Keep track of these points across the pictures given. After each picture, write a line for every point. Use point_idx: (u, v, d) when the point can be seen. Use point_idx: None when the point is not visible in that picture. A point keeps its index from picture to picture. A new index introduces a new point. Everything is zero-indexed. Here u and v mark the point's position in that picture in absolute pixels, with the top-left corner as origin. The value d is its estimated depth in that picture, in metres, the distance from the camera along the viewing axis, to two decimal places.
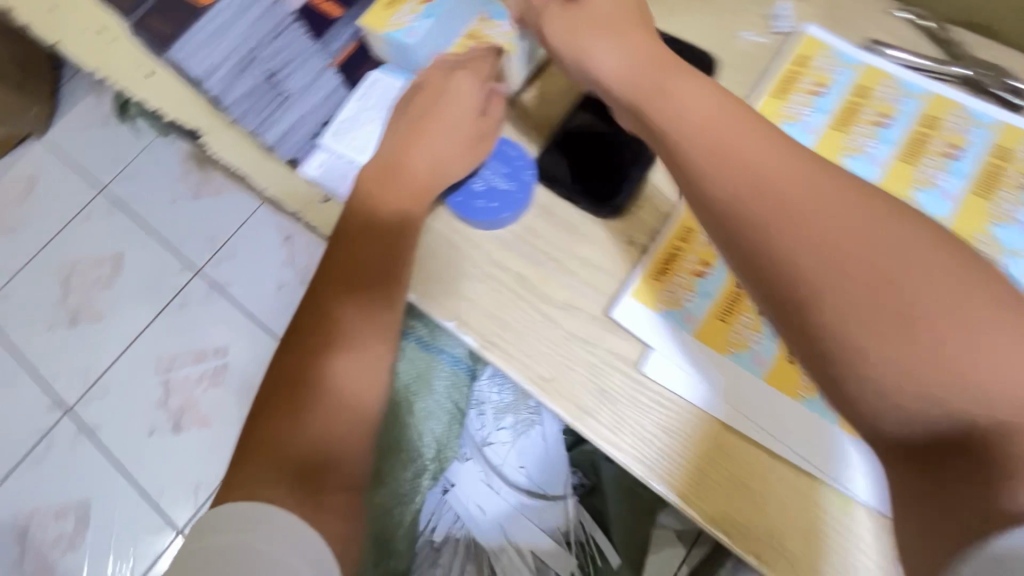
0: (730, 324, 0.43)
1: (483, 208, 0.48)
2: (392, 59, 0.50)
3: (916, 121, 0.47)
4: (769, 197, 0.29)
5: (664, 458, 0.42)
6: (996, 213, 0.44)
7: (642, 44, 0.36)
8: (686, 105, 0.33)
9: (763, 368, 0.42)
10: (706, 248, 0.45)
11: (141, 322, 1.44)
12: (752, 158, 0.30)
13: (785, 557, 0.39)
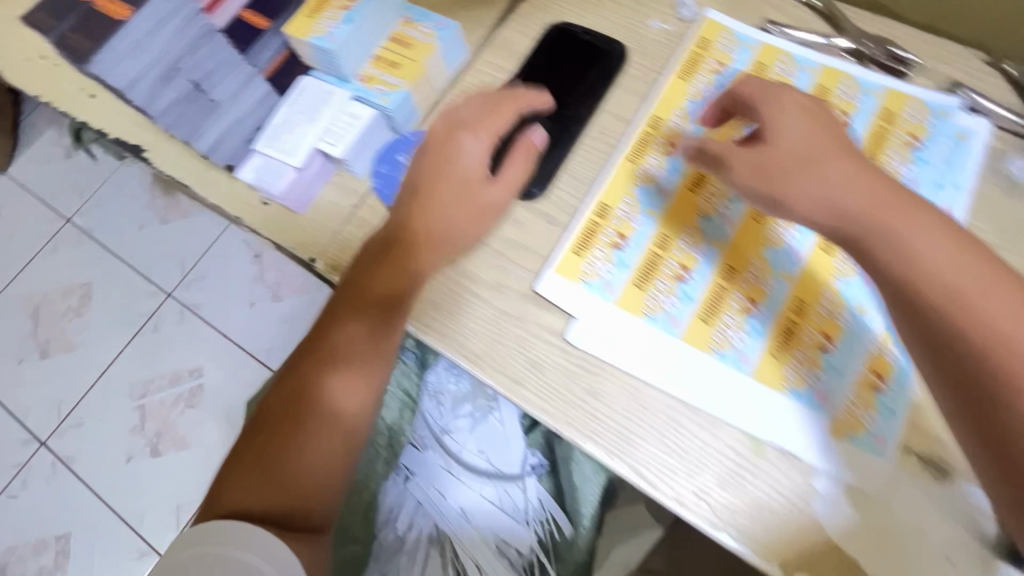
0: (645, 289, 0.46)
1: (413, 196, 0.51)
2: (320, 65, 0.53)
3: (809, 92, 0.51)
4: (949, 297, 0.36)
5: (637, 438, 0.43)
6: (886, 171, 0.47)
7: (815, 164, 0.40)
8: (907, 232, 0.37)
9: (677, 328, 0.44)
10: (621, 223, 0.48)
11: (112, 350, 1.43)
12: (968, 288, 0.36)
13: (706, 504, 0.41)
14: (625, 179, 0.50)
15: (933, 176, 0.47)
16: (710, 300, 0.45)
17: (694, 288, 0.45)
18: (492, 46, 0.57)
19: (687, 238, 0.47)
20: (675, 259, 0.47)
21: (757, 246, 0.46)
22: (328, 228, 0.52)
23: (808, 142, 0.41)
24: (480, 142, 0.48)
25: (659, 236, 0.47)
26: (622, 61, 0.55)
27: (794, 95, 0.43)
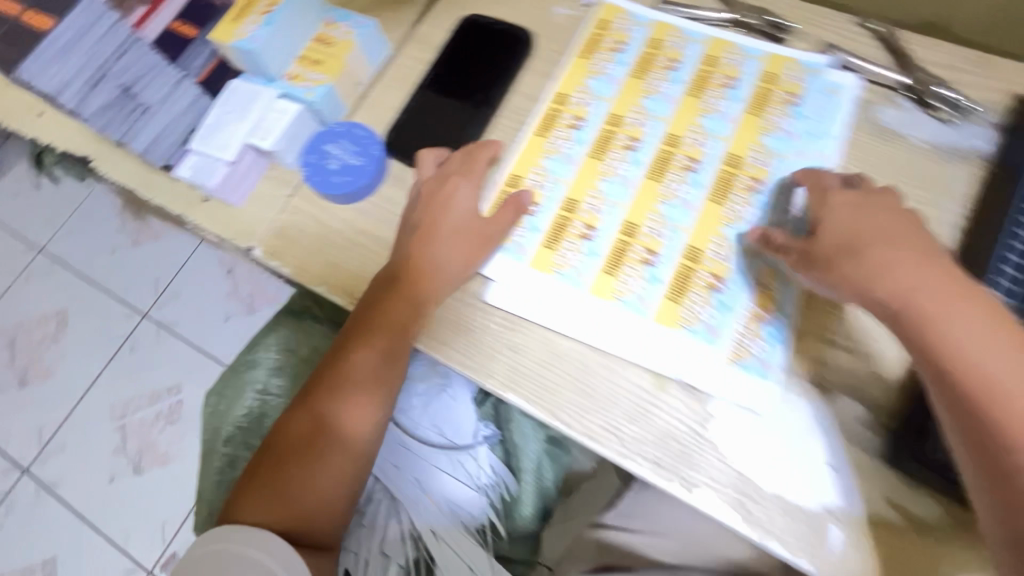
0: (555, 249, 0.50)
1: (338, 179, 0.54)
2: (248, 67, 0.56)
3: (699, 61, 0.55)
4: (981, 384, 0.36)
5: (608, 413, 0.45)
6: (766, 126, 0.52)
7: (864, 250, 0.41)
8: (953, 323, 0.37)
9: (584, 281, 0.48)
10: (532, 191, 0.52)
11: (90, 373, 1.45)
12: (1000, 375, 0.35)
13: (615, 436, 0.44)
14: (536, 152, 0.54)
15: (810, 127, 0.51)
16: (613, 254, 0.49)
17: (598, 244, 0.49)
18: (413, 41, 0.61)
19: (591, 202, 0.51)
20: (581, 220, 0.50)
21: (652, 204, 0.50)
22: (264, 219, 0.56)
23: (862, 228, 0.42)
24: (466, 185, 0.52)
25: (568, 201, 0.51)
26: (531, 46, 0.59)
27: (842, 198, 0.44)
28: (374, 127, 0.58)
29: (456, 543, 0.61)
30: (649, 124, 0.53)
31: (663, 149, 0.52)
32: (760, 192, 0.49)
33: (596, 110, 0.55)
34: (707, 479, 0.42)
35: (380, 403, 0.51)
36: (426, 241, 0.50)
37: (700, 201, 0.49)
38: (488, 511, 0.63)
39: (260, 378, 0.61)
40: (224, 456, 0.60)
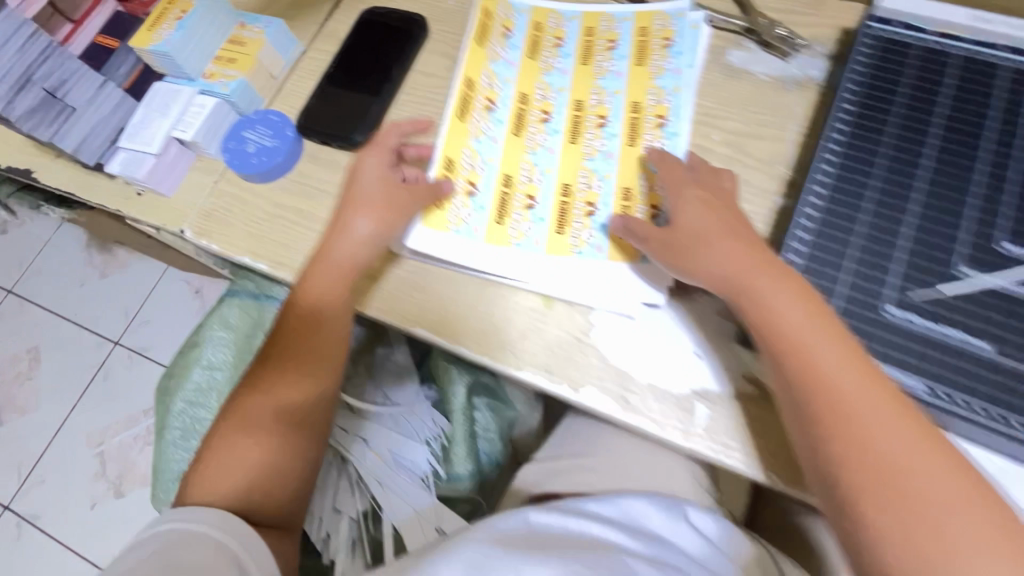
0: (506, 223, 0.52)
1: (255, 160, 0.60)
2: (168, 69, 0.62)
3: (580, 35, 0.60)
4: (788, 346, 0.39)
5: (505, 335, 0.50)
6: (654, 72, 0.57)
7: (707, 243, 0.45)
8: (771, 299, 0.41)
9: (540, 245, 0.51)
10: (468, 172, 0.53)
11: (66, 405, 1.47)
12: (809, 346, 0.39)
13: (511, 354, 0.50)
14: (461, 134, 0.54)
15: (688, 64, 0.56)
16: (559, 214, 0.52)
17: (543, 209, 0.52)
18: (323, 36, 0.68)
19: (525, 172, 0.54)
20: (522, 191, 0.53)
21: (580, 162, 0.54)
22: (192, 205, 0.61)
23: (707, 222, 0.46)
24: (370, 165, 0.54)
25: (504, 176, 0.54)
26: (427, 28, 0.65)
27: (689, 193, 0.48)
28: (289, 113, 0.64)
29: (401, 488, 0.65)
30: (554, 95, 0.58)
31: (573, 115, 0.56)
32: (668, 124, 0.54)
33: (504, 91, 0.57)
34: (591, 379, 0.48)
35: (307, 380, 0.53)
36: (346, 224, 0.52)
37: (618, 148, 0.54)
38: (429, 457, 0.67)
39: (207, 353, 0.65)
40: (176, 429, 0.63)
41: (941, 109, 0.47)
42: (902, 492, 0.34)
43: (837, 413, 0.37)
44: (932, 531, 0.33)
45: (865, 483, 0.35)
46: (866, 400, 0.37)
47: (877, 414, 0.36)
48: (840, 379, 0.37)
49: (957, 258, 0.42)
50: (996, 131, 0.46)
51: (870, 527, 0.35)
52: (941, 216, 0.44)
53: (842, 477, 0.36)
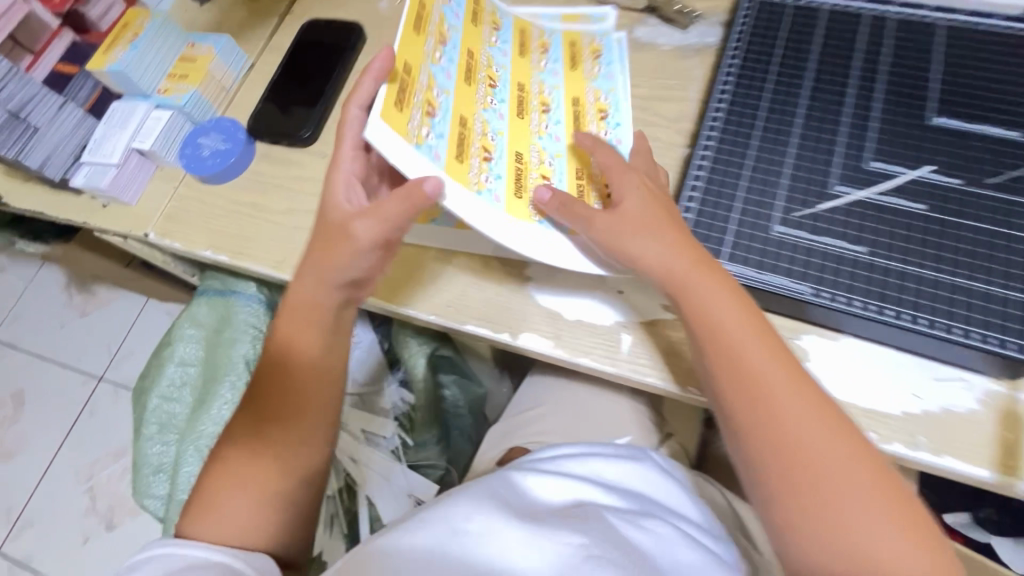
0: (465, 163, 0.47)
1: (207, 161, 0.64)
2: (124, 88, 0.67)
3: (516, 30, 0.58)
4: (715, 337, 0.41)
5: (449, 295, 0.54)
6: (590, 75, 0.58)
7: (648, 231, 0.45)
8: (702, 297, 0.42)
9: (499, 200, 0.48)
10: (426, 89, 0.47)
11: (53, 444, 1.47)
12: (735, 341, 0.40)
13: (455, 309, 0.53)
14: (417, 47, 0.47)
15: (619, 70, 0.59)
16: (516, 178, 0.50)
17: (501, 167, 0.50)
18: (270, 50, 0.73)
19: (479, 125, 0.50)
20: (478, 142, 0.49)
21: (530, 138, 0.53)
22: (155, 210, 0.65)
23: (649, 213, 0.45)
24: (339, 167, 0.47)
25: (460, 117, 0.49)
26: (363, 33, 0.71)
27: (627, 177, 0.48)
28: (241, 119, 0.69)
29: (381, 466, 0.71)
30: (500, 67, 0.55)
31: (518, 92, 0.54)
32: (608, 116, 0.56)
33: (454, 36, 0.52)
34: (527, 325, 0.52)
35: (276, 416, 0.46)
36: (326, 240, 0.46)
37: (564, 133, 0.54)
38: (397, 431, 0.72)
39: (179, 350, 0.68)
40: (153, 424, 0.66)
41: (814, 53, 0.53)
42: (812, 483, 0.36)
43: (761, 408, 0.39)
44: (833, 520, 0.35)
45: (780, 474, 0.37)
46: (788, 388, 0.39)
47: (798, 409, 0.38)
48: (766, 376, 0.39)
49: (832, 178, 0.47)
50: (860, 77, 0.51)
51: (780, 520, 0.37)
52: (819, 143, 0.49)
53: (763, 465, 0.38)
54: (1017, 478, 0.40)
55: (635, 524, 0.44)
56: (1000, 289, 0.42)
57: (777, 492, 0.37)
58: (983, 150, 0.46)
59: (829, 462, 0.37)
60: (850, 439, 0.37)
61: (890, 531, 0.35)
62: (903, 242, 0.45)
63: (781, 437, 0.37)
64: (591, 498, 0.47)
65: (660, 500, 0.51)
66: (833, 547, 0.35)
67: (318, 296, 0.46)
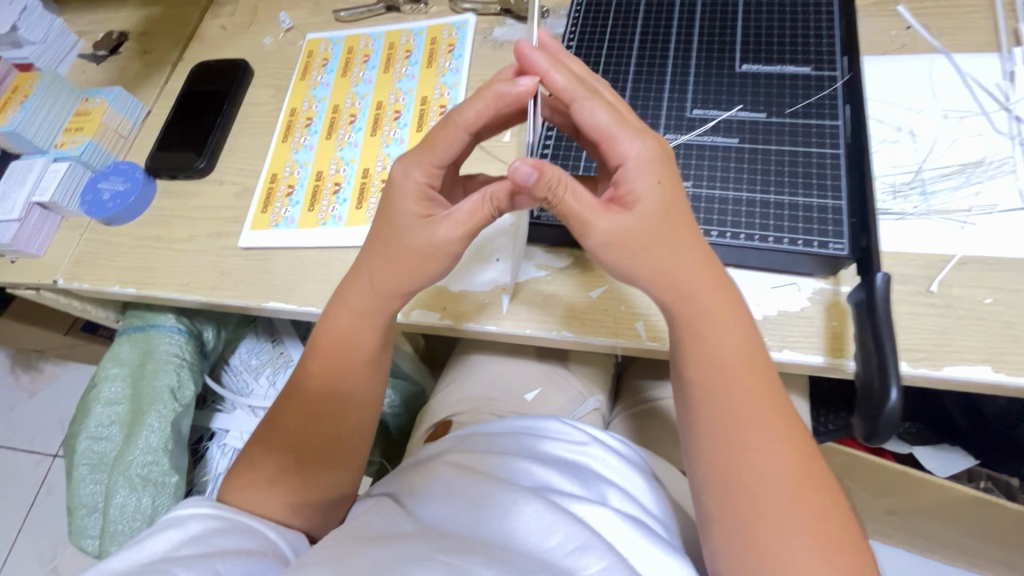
0: (316, 209, 0.63)
1: (108, 202, 0.67)
2: (21, 147, 0.69)
3: (384, 49, 0.72)
4: (697, 343, 0.45)
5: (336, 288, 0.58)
6: (438, 99, 0.66)
7: (660, 247, 0.44)
8: (708, 330, 0.45)
9: (341, 220, 0.61)
10: (381, 173, 0.63)
11: (11, 531, 1.38)
12: (731, 375, 0.44)
13: None
14: (374, 146, 0.65)
15: (466, 64, 0.68)
16: (358, 193, 0.63)
17: (347, 192, 0.63)
18: (164, 96, 0.77)
19: (334, 166, 0.65)
20: (330, 181, 0.64)
21: (378, 150, 0.65)
22: (63, 255, 0.68)
23: (664, 217, 0.44)
24: (421, 166, 0.48)
25: (362, 170, 0.64)
26: (252, 68, 0.76)
27: (631, 142, 0.44)
28: (141, 161, 0.72)
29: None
30: (360, 101, 0.69)
31: (375, 114, 0.67)
32: (447, 111, 0.65)
33: (320, 108, 0.70)
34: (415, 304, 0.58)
35: (345, 413, 0.53)
36: (407, 239, 0.48)
37: (406, 134, 0.65)
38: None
39: (104, 391, 0.69)
40: (84, 465, 0.68)
41: (638, 26, 0.60)
42: (758, 504, 0.41)
43: (745, 437, 0.43)
44: (754, 534, 0.41)
45: (727, 497, 0.42)
46: (761, 392, 0.44)
47: (769, 436, 0.43)
48: (743, 377, 0.44)
49: (660, 128, 0.54)
50: (679, 37, 0.58)
51: (717, 495, 0.43)
52: (648, 101, 0.55)
53: (718, 445, 0.43)
54: (844, 357, 0.46)
55: (586, 508, 0.47)
56: (805, 197, 0.48)
57: (719, 507, 0.43)
58: (781, 86, 0.53)
59: (777, 486, 0.41)
60: (804, 476, 0.42)
61: (801, 517, 0.41)
62: (722, 172, 0.51)
63: (745, 466, 0.42)
64: (556, 483, 0.50)
65: (613, 475, 0.54)
66: (754, 517, 0.41)
67: (365, 313, 0.52)
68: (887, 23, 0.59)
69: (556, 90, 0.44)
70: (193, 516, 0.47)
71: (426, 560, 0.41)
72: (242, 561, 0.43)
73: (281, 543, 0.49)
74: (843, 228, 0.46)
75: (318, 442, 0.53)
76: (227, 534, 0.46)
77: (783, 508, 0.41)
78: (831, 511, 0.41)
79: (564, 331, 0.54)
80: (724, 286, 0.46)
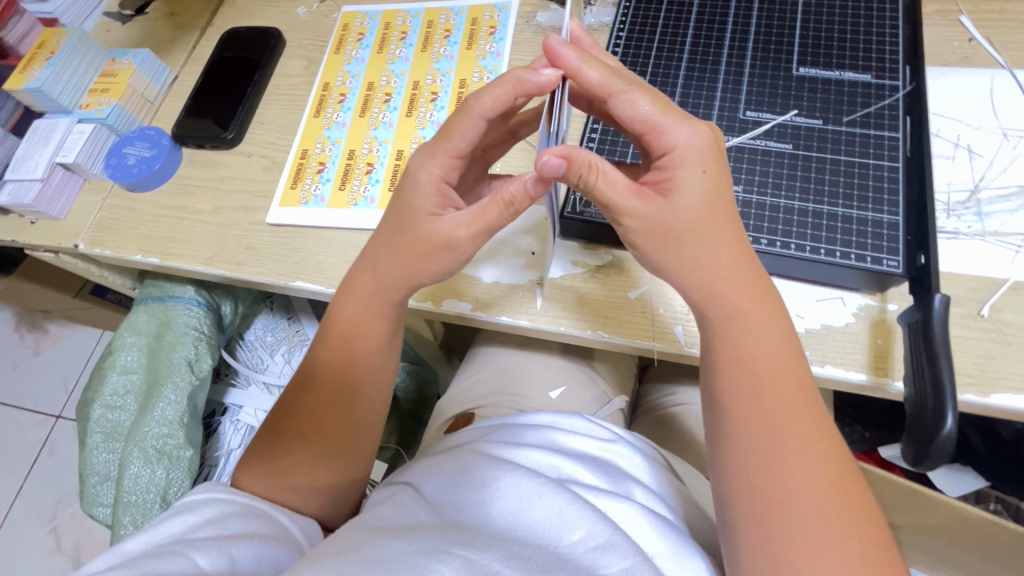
0: (348, 188, 0.61)
1: (132, 168, 0.65)
2: (45, 105, 0.67)
3: (422, 27, 0.69)
4: (731, 347, 0.44)
5: None
6: (478, 82, 0.64)
7: (696, 243, 0.43)
8: (744, 332, 0.43)
9: (373, 201, 0.60)
10: None
11: (12, 489, 1.38)
12: (768, 381, 0.43)
13: None
14: (409, 126, 0.63)
15: (508, 48, 0.66)
16: (391, 175, 0.61)
17: (379, 173, 0.62)
18: (192, 61, 0.75)
19: (367, 145, 0.63)
20: (362, 161, 0.63)
21: (413, 131, 0.63)
22: (84, 219, 0.66)
23: (709, 210, 0.42)
24: (436, 160, 0.45)
25: (397, 151, 0.62)
26: (284, 38, 0.73)
27: (675, 132, 0.41)
28: (167, 128, 0.71)
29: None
30: (396, 80, 0.67)
31: (411, 94, 0.65)
32: None
33: (354, 85, 0.68)
34: (448, 293, 0.56)
35: (366, 398, 0.53)
36: (426, 225, 0.46)
37: (444, 117, 0.63)
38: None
39: (120, 359, 0.68)
40: (97, 433, 0.67)
41: (691, 20, 0.57)
42: (787, 512, 0.39)
43: (779, 443, 0.41)
44: (785, 541, 0.39)
45: (754, 502, 0.41)
46: (794, 397, 0.42)
47: (800, 441, 0.41)
48: (777, 381, 0.43)
49: None
50: (734, 32, 0.56)
51: (745, 502, 0.41)
52: (699, 99, 0.54)
53: (747, 451, 0.42)
54: (888, 377, 0.45)
55: (609, 504, 0.46)
56: (859, 211, 0.47)
57: (744, 513, 0.41)
58: (840, 94, 0.51)
59: (806, 494, 0.40)
60: (839, 488, 0.40)
61: (830, 527, 0.39)
62: (774, 178, 0.49)
63: (776, 474, 0.41)
64: (577, 476, 0.49)
65: (635, 474, 0.53)
66: (783, 525, 0.39)
67: (387, 291, 0.50)
68: (950, 33, 0.57)
69: (589, 84, 0.41)
70: (203, 503, 0.46)
71: (441, 553, 0.38)
72: (255, 547, 0.42)
73: (293, 528, 0.49)
74: (899, 245, 0.45)
75: (323, 433, 0.52)
76: (240, 518, 0.46)
77: (812, 516, 0.39)
78: (864, 525, 0.39)
79: (600, 332, 0.53)
80: (761, 287, 0.44)
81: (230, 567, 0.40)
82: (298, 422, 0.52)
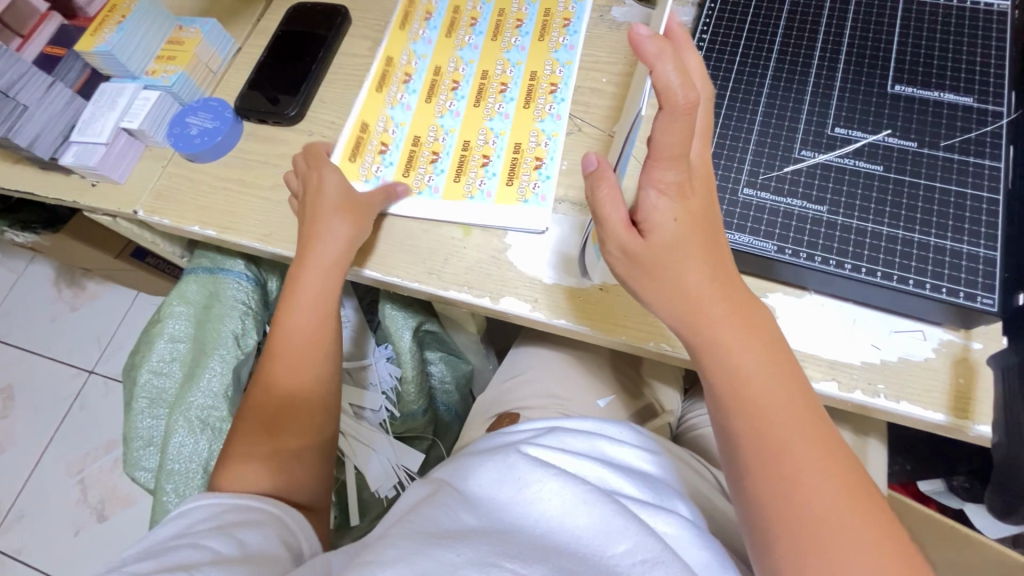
0: (411, 174, 0.61)
1: (196, 137, 0.65)
2: (112, 68, 0.67)
3: (493, 14, 0.68)
4: (727, 368, 0.39)
5: (429, 265, 0.57)
6: (549, 75, 0.63)
7: (676, 264, 0.39)
8: (733, 351, 0.39)
9: (436, 191, 0.59)
10: (483, 148, 0.60)
11: (44, 438, 1.42)
12: (768, 407, 0.38)
13: (436, 277, 0.56)
14: (477, 116, 0.62)
15: (582, 42, 0.64)
16: (457, 165, 0.60)
17: (444, 163, 0.61)
18: (256, 34, 0.75)
19: (432, 133, 0.62)
20: (428, 148, 0.62)
21: (480, 122, 0.62)
22: (143, 186, 0.67)
23: (688, 241, 0.39)
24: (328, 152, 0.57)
25: (463, 142, 0.61)
26: (350, 16, 0.72)
27: (665, 169, 0.36)
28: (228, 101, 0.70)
29: (363, 434, 0.76)
30: (465, 68, 0.65)
31: (479, 83, 0.64)
32: (558, 90, 0.62)
33: (421, 66, 0.67)
34: (508, 290, 0.55)
35: (323, 358, 0.56)
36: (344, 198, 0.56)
37: (514, 110, 0.62)
38: (384, 403, 0.77)
39: (168, 327, 0.68)
40: (143, 399, 0.68)
41: (781, 27, 0.55)
42: (818, 538, 0.35)
43: (798, 465, 0.37)
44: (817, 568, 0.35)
45: (779, 525, 0.36)
46: (789, 419, 0.38)
47: (822, 461, 0.37)
48: (773, 401, 0.38)
49: (796, 143, 0.50)
50: (825, 42, 0.54)
51: (763, 529, 0.37)
52: (786, 112, 0.51)
53: (752, 475, 0.38)
54: (968, 420, 0.43)
55: (655, 518, 0.45)
56: (954, 242, 0.44)
57: (775, 538, 0.36)
58: (938, 116, 0.49)
59: (842, 520, 0.36)
60: (875, 493, 0.37)
61: (875, 556, 0.35)
62: (862, 202, 0.47)
63: (790, 502, 0.36)
64: (617, 486, 0.48)
65: (676, 486, 0.52)
66: (828, 557, 0.35)
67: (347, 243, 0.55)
68: None
69: (653, 90, 0.33)
70: (203, 496, 0.48)
71: (490, 566, 0.38)
72: (260, 530, 0.46)
73: (290, 515, 0.49)
74: (995, 282, 0.43)
75: (307, 417, 0.55)
76: (233, 508, 0.47)
77: (856, 545, 0.35)
78: (909, 556, 0.36)
79: (661, 345, 0.51)
80: (747, 303, 0.40)
81: (242, 549, 0.43)
82: (282, 413, 0.54)
